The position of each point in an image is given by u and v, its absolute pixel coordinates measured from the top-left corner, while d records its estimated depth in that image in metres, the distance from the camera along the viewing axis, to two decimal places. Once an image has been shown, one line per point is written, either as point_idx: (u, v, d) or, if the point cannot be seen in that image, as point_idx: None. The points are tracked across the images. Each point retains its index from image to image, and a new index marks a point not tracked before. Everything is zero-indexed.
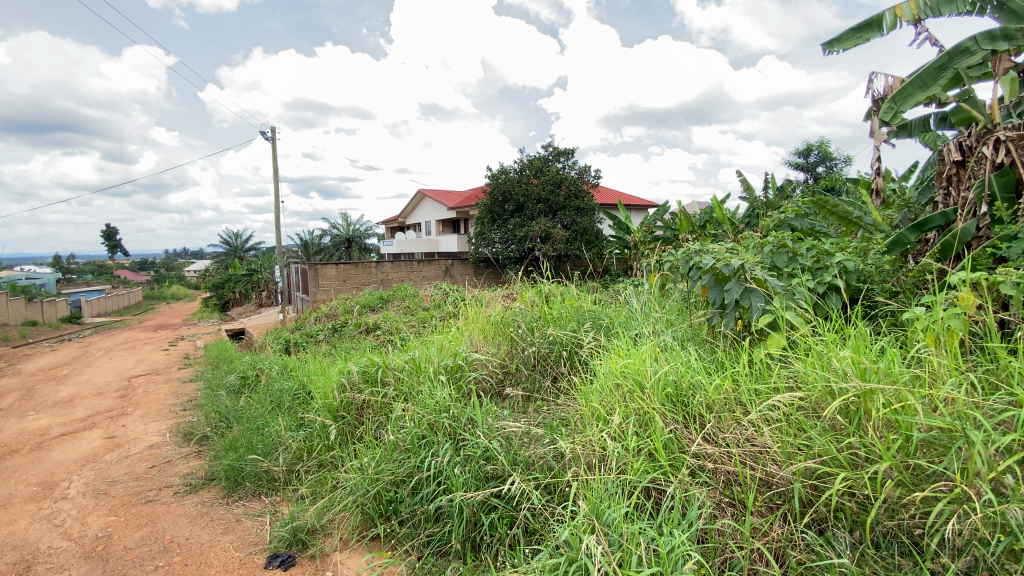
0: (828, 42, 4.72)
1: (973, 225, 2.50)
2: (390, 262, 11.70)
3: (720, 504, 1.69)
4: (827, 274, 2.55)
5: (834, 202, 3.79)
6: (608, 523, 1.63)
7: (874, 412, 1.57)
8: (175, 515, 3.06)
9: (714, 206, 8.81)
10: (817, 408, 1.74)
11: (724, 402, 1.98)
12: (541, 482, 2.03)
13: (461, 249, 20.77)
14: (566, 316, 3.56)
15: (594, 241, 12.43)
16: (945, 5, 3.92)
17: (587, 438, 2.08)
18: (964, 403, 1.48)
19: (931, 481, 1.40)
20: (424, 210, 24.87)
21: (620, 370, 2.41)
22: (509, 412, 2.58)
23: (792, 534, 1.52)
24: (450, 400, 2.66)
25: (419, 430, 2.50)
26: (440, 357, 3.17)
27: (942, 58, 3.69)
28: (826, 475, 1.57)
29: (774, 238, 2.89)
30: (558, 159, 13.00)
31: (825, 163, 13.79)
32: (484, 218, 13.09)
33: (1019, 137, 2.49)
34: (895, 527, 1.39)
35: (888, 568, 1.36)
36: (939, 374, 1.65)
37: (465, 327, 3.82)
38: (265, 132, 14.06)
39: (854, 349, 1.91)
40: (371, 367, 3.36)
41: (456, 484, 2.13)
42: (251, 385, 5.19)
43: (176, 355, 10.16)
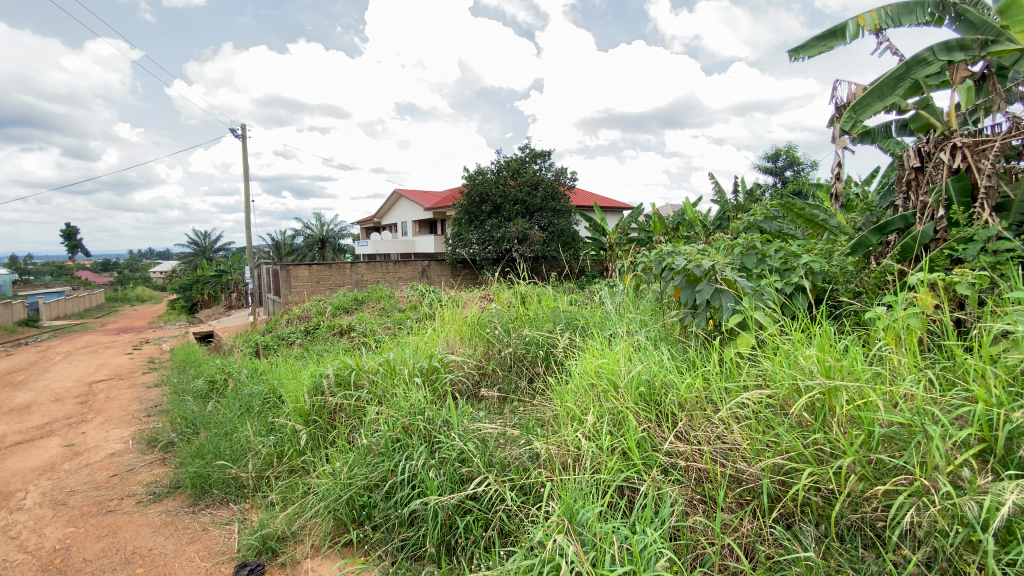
0: (794, 49, 4.85)
1: (931, 227, 2.60)
2: (365, 264, 11.55)
3: (692, 501, 1.72)
4: (794, 274, 2.62)
5: (801, 205, 3.91)
6: (583, 523, 1.64)
7: (838, 408, 1.62)
8: (137, 526, 2.93)
9: (687, 208, 8.98)
10: (785, 404, 1.79)
11: (695, 400, 2.01)
12: (516, 483, 2.02)
13: (437, 249, 20.64)
14: (543, 316, 3.58)
15: (571, 242, 12.52)
16: (904, 15, 4.08)
17: (562, 439, 2.08)
18: (923, 399, 1.53)
19: (892, 475, 1.45)
20: (400, 211, 24.64)
21: (594, 370, 2.44)
22: (485, 413, 2.57)
23: (761, 529, 1.55)
24: (425, 402, 2.64)
25: (393, 433, 2.47)
26: (415, 359, 3.14)
27: (901, 68, 3.82)
28: (793, 470, 1.61)
29: (744, 239, 2.96)
30: (535, 160, 13.03)
31: (793, 167, 14.21)
32: (461, 219, 13.02)
33: (974, 144, 2.61)
34: (859, 520, 1.44)
35: (853, 560, 1.39)
36: (900, 370, 1.71)
37: (441, 328, 3.79)
38: (235, 130, 13.75)
39: (819, 348, 1.96)
40: (344, 370, 3.30)
41: (431, 487, 2.11)
42: (219, 389, 5.04)
43: (140, 359, 9.79)
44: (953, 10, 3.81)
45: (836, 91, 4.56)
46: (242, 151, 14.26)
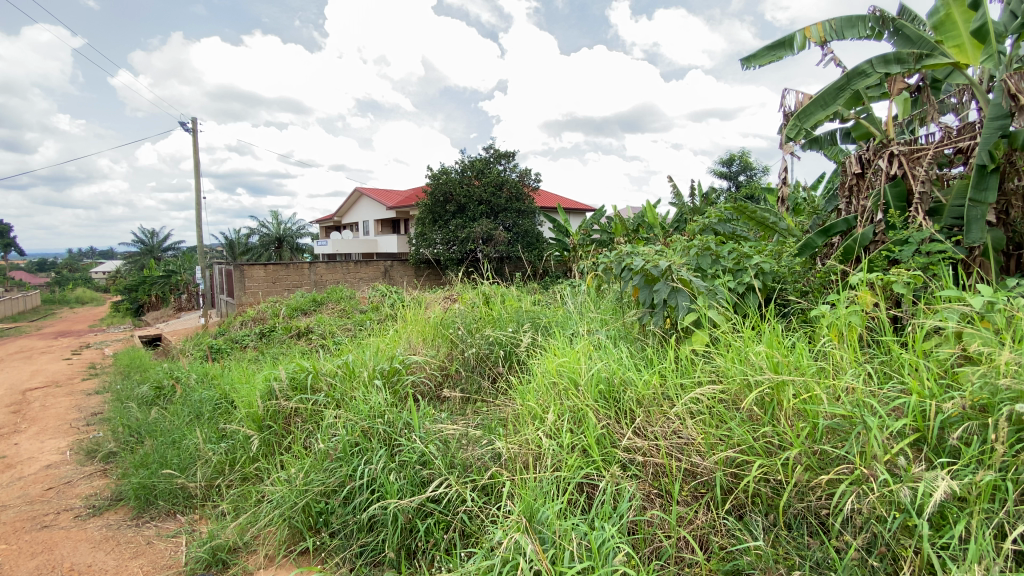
0: (746, 58, 5.05)
1: (871, 230, 2.75)
2: (325, 264, 11.24)
3: (649, 496, 1.75)
4: (745, 274, 2.73)
5: (752, 208, 4.07)
6: (542, 521, 1.64)
7: (785, 402, 1.69)
8: (75, 542, 2.74)
9: (647, 210, 9.19)
10: (736, 399, 1.85)
11: (652, 396, 2.06)
12: (477, 483, 2.00)
13: (400, 250, 20.33)
14: (506, 316, 3.58)
15: (535, 243, 12.58)
16: (847, 29, 4.31)
17: (523, 438, 2.09)
18: (862, 392, 1.62)
19: (835, 464, 1.52)
20: (361, 210, 24.11)
21: (555, 369, 2.46)
22: (447, 415, 2.54)
23: (714, 521, 1.59)
24: (386, 405, 2.58)
25: (351, 437, 2.40)
26: (375, 361, 3.07)
27: (842, 79, 4.03)
28: (744, 462, 1.66)
29: (699, 241, 3.05)
30: (499, 161, 13.04)
31: (746, 172, 14.80)
32: (425, 218, 12.86)
33: (909, 152, 2.80)
34: (804, 509, 1.50)
35: (799, 547, 1.45)
36: (842, 365, 1.81)
37: (403, 330, 3.72)
38: (186, 123, 13.15)
39: (768, 344, 2.05)
40: (300, 373, 3.19)
41: (391, 491, 2.07)
42: (166, 395, 4.77)
43: (79, 365, 9.17)
44: (891, 25, 4.05)
45: (785, 99, 4.77)
46: (193, 146, 13.59)
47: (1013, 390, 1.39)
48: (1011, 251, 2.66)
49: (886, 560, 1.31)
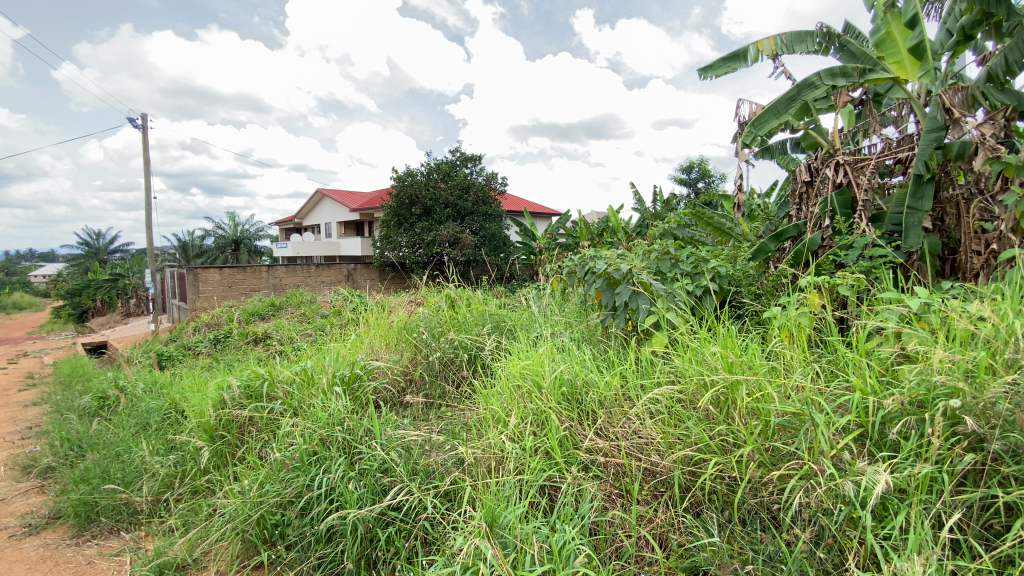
0: (703, 68, 5.22)
1: (819, 236, 2.88)
2: (284, 266, 10.90)
3: (610, 496, 1.77)
4: (703, 278, 2.80)
5: (710, 214, 4.21)
6: (504, 526, 1.63)
7: (739, 401, 1.74)
8: (8, 563, 2.54)
9: (611, 215, 9.35)
10: (694, 399, 1.90)
11: (614, 397, 2.09)
12: (439, 490, 1.97)
13: (364, 253, 19.96)
14: (472, 320, 3.55)
15: (501, 246, 12.58)
16: (798, 44, 4.52)
17: (486, 442, 2.07)
18: (810, 391, 1.69)
19: (786, 460, 1.57)
20: (323, 212, 23.54)
21: (520, 371, 2.46)
22: (409, 421, 2.50)
23: (673, 519, 1.62)
24: (345, 412, 2.51)
25: (309, 446, 2.32)
26: (335, 367, 2.99)
27: (793, 90, 4.21)
28: (701, 460, 1.70)
29: (659, 245, 3.13)
30: (466, 164, 13.00)
31: (704, 179, 15.31)
32: (390, 221, 12.65)
33: (854, 162, 2.95)
34: (757, 505, 1.55)
35: (752, 541, 1.49)
36: (792, 364, 1.88)
37: (366, 334, 3.64)
38: (135, 119, 12.53)
39: (723, 345, 2.12)
40: (255, 381, 3.07)
41: (350, 500, 2.00)
42: (111, 406, 4.50)
43: (13, 375, 8.54)
44: (837, 41, 4.28)
45: (740, 109, 4.95)
46: (142, 144, 12.95)
47: (946, 387, 1.48)
48: (946, 255, 2.83)
49: (832, 551, 1.36)
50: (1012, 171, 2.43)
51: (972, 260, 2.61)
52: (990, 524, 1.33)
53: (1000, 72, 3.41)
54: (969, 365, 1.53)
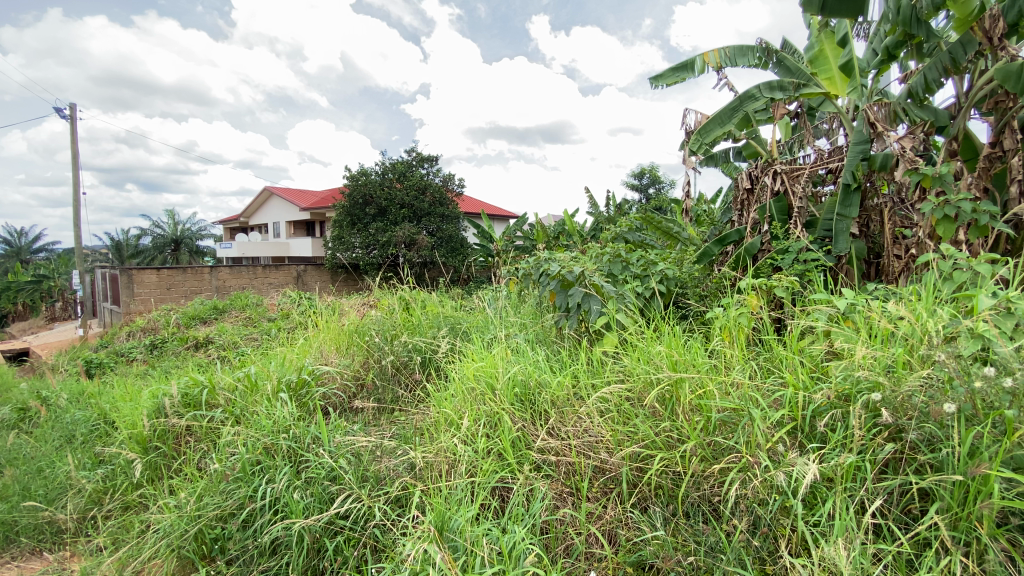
0: (654, 77, 5.39)
1: (758, 241, 3.04)
2: (229, 268, 10.41)
3: (561, 495, 1.79)
4: (651, 280, 2.90)
5: (658, 218, 4.40)
6: (455, 529, 1.62)
7: (683, 398, 1.82)
8: None
9: (566, 219, 9.49)
10: (641, 397, 1.97)
11: (565, 397, 2.14)
12: (391, 496, 1.92)
13: (316, 253, 19.37)
14: (426, 323, 3.51)
15: (458, 248, 12.49)
16: (739, 57, 4.74)
17: (439, 445, 2.06)
18: (748, 387, 1.78)
19: (726, 454, 1.64)
20: (272, 211, 22.63)
21: (473, 373, 2.47)
22: (360, 426, 2.44)
23: (622, 514, 1.66)
24: (292, 419, 2.43)
25: (252, 455, 2.22)
26: (281, 373, 2.88)
27: (735, 101, 4.38)
28: (648, 457, 1.76)
29: (611, 249, 3.22)
30: (421, 165, 12.86)
31: (655, 185, 15.83)
32: (343, 221, 12.26)
33: (790, 171, 3.14)
34: (699, 498, 1.61)
35: (695, 533, 1.54)
36: (732, 362, 1.98)
37: (315, 338, 3.53)
38: (62, 109, 11.69)
39: (668, 344, 2.20)
40: (194, 388, 2.92)
41: (296, 510, 1.91)
42: (31, 418, 4.13)
43: None
44: (775, 56, 4.52)
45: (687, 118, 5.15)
46: (72, 136, 12.07)
47: (869, 381, 1.59)
48: (872, 259, 3.04)
49: (768, 539, 1.43)
50: (927, 181, 2.66)
51: (894, 263, 2.81)
52: (908, 509, 1.44)
53: (921, 90, 3.63)
54: (888, 360, 1.66)
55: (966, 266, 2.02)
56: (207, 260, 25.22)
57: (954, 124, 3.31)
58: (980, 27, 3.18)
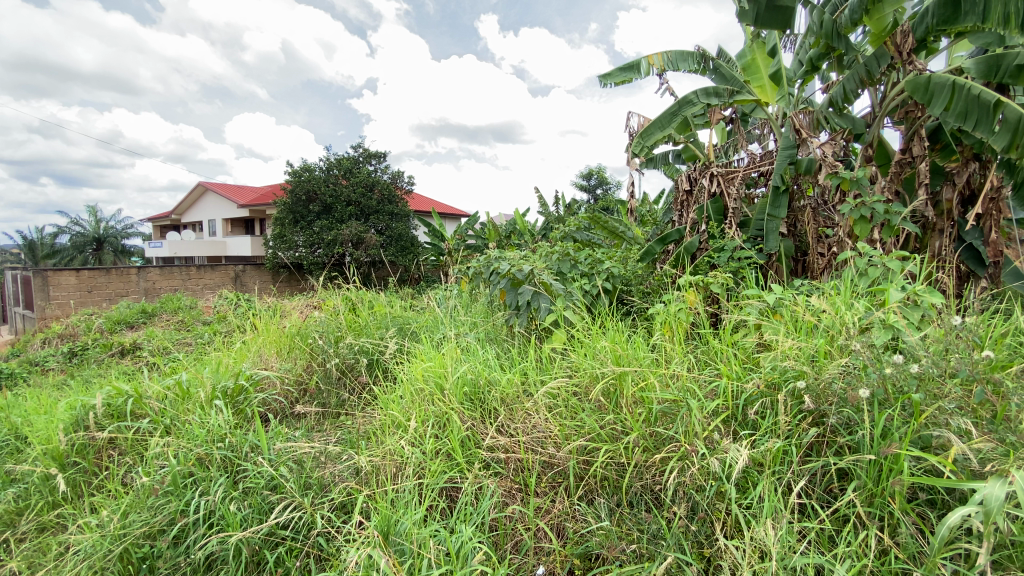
0: (602, 76, 5.51)
1: (696, 240, 3.21)
2: (158, 268, 9.75)
3: (510, 491, 1.80)
4: (598, 279, 2.99)
5: (605, 218, 4.53)
6: (401, 533, 1.59)
7: (627, 391, 1.89)
8: None
9: (517, 218, 9.54)
10: (587, 391, 2.03)
11: (514, 394, 2.16)
12: (336, 502, 1.86)
13: (257, 253, 18.50)
14: (373, 324, 3.44)
15: (408, 247, 12.27)
16: (682, 61, 4.92)
17: (386, 448, 2.02)
18: (687, 378, 1.86)
19: (666, 443, 1.71)
20: (207, 209, 21.38)
21: (422, 374, 2.44)
22: (302, 432, 2.35)
23: (570, 507, 1.69)
24: (228, 427, 2.31)
25: (184, 467, 2.08)
26: (216, 379, 2.72)
27: (674, 106, 4.54)
28: (593, 449, 1.81)
29: (559, 248, 3.27)
30: (369, 162, 12.56)
31: (602, 186, 16.24)
32: (285, 219, 11.76)
33: (725, 173, 3.32)
34: (643, 487, 1.66)
35: (638, 521, 1.60)
36: (671, 356, 2.07)
37: (254, 342, 3.37)
38: None
39: (613, 340, 2.28)
40: (118, 398, 2.71)
41: (232, 522, 1.81)
42: None
43: None
44: (712, 62, 4.73)
45: (632, 120, 5.31)
46: None
47: (794, 370, 1.71)
48: (799, 256, 3.25)
49: (705, 523, 1.50)
50: (847, 184, 2.88)
51: (818, 260, 3.02)
52: (830, 488, 1.54)
53: (840, 100, 3.89)
54: (812, 351, 1.78)
55: (879, 263, 2.20)
56: (135, 261, 23.48)
57: (870, 133, 3.58)
58: (892, 43, 3.50)
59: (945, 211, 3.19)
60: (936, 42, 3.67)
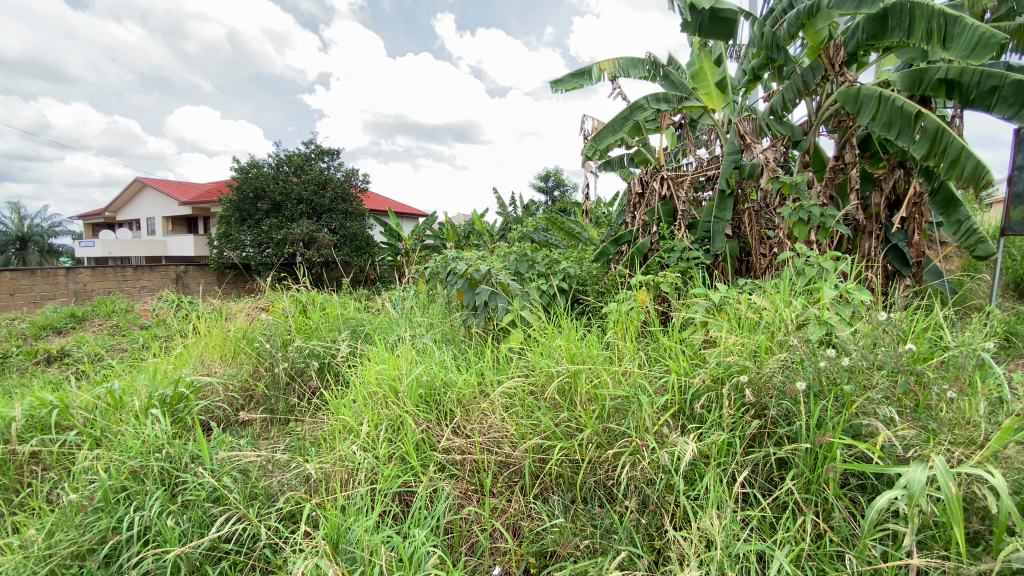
0: (554, 82, 5.58)
1: (648, 241, 3.32)
2: (90, 269, 9.11)
3: (466, 493, 1.79)
4: (555, 279, 3.03)
5: (561, 219, 4.60)
6: (351, 540, 1.55)
7: (581, 388, 1.93)
8: None
9: (475, 219, 9.51)
10: (543, 389, 2.06)
11: (470, 395, 2.16)
12: (284, 511, 1.80)
13: (201, 254, 17.62)
14: (325, 326, 3.35)
15: (364, 247, 12.01)
16: (632, 68, 5.05)
17: (336, 454, 1.96)
18: (638, 375, 1.91)
19: (618, 439, 1.75)
20: (145, 206, 20.13)
21: (375, 377, 2.39)
22: (247, 440, 2.25)
23: (525, 507, 1.70)
24: (167, 437, 2.18)
25: (116, 482, 1.94)
26: (153, 387, 2.56)
27: (626, 110, 4.65)
28: (548, 447, 1.83)
29: (517, 248, 3.29)
30: (322, 159, 12.21)
31: (560, 188, 16.45)
32: (231, 218, 11.25)
33: (675, 177, 3.42)
34: (596, 482, 1.69)
35: (592, 517, 1.62)
36: (623, 353, 2.12)
37: (195, 347, 3.20)
38: None
39: (568, 339, 2.32)
40: (41, 409, 2.50)
41: (170, 538, 1.70)
42: None
43: None
44: (661, 69, 4.87)
45: (585, 124, 5.40)
46: None
47: (737, 365, 1.78)
48: (743, 257, 3.41)
49: (655, 516, 1.54)
50: (787, 188, 3.04)
51: (760, 260, 3.19)
52: (771, 477, 1.62)
53: (780, 109, 4.11)
54: (753, 346, 1.86)
55: (814, 263, 2.33)
56: (64, 261, 21.82)
57: (807, 140, 3.79)
58: (826, 55, 3.68)
59: (874, 215, 3.42)
60: (865, 56, 3.94)
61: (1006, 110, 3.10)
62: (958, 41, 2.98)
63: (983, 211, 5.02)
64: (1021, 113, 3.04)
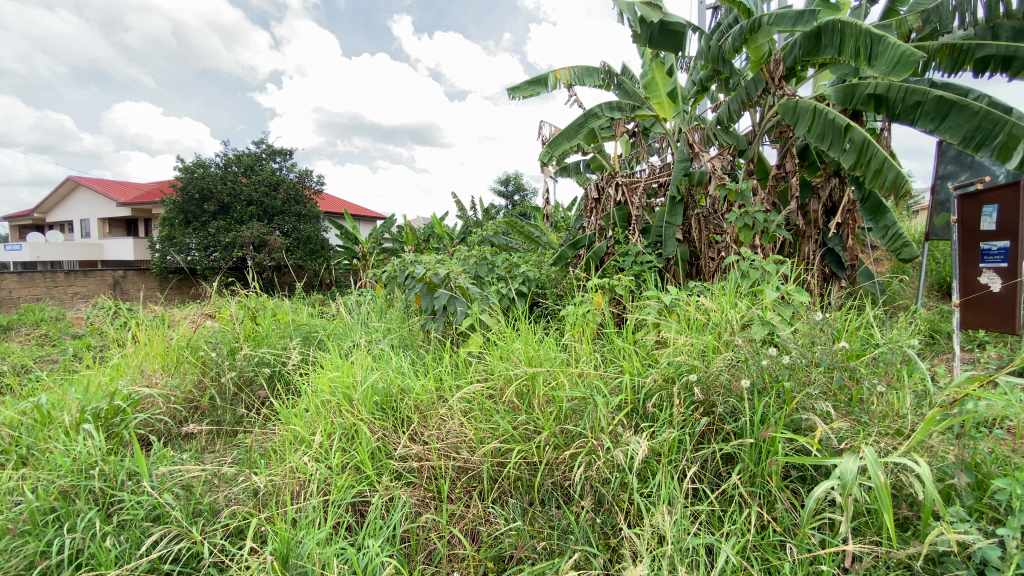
0: (511, 89, 5.63)
1: (603, 245, 3.39)
2: (16, 275, 8.45)
3: (423, 500, 1.78)
4: (514, 282, 3.05)
5: (521, 223, 4.64)
6: (302, 555, 1.50)
7: (538, 390, 1.95)
8: None
9: (435, 223, 9.42)
10: (501, 393, 2.07)
11: (427, 401, 2.14)
12: (230, 526, 1.72)
13: (141, 258, 16.62)
14: (276, 333, 3.24)
15: (318, 250, 11.68)
16: (587, 77, 5.16)
17: (288, 465, 1.90)
18: (593, 376, 1.96)
19: (574, 439, 1.78)
20: (79, 206, 18.83)
21: (328, 384, 2.33)
22: (191, 454, 2.15)
23: (483, 511, 1.69)
24: (101, 452, 2.05)
25: (44, 503, 1.81)
26: (86, 401, 2.40)
27: (580, 117, 4.74)
28: (507, 451, 1.84)
29: (476, 252, 3.30)
30: (274, 159, 11.80)
31: (520, 193, 16.55)
32: (175, 220, 10.70)
33: (629, 182, 3.51)
34: (552, 484, 1.71)
35: (549, 518, 1.64)
36: (580, 355, 2.16)
37: (134, 356, 3.03)
38: None
39: (525, 341, 2.34)
40: None
41: (106, 560, 1.59)
42: None
43: None
44: (615, 78, 5.00)
45: (543, 130, 5.48)
46: None
47: (687, 364, 1.84)
48: (694, 260, 3.54)
49: (609, 515, 1.58)
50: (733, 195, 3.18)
51: (709, 264, 3.32)
52: (719, 472, 1.68)
53: (726, 119, 4.35)
54: (702, 346, 1.93)
55: (758, 266, 2.45)
56: None
57: (751, 149, 3.98)
58: (767, 69, 3.90)
59: (813, 221, 3.63)
60: (803, 71, 4.18)
61: (926, 126, 3.34)
62: (881, 59, 3.17)
63: (909, 218, 5.43)
64: (940, 127, 3.29)
